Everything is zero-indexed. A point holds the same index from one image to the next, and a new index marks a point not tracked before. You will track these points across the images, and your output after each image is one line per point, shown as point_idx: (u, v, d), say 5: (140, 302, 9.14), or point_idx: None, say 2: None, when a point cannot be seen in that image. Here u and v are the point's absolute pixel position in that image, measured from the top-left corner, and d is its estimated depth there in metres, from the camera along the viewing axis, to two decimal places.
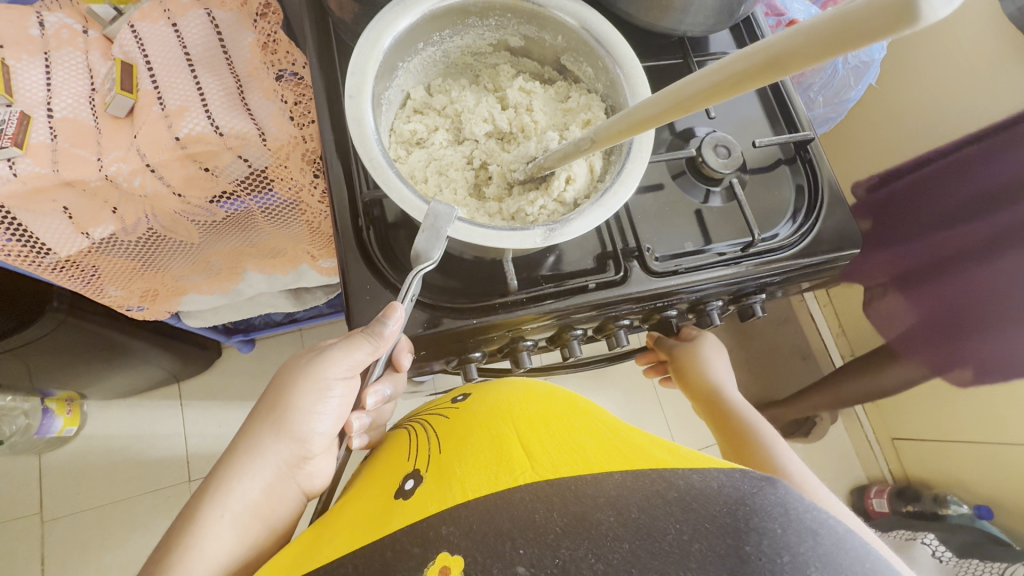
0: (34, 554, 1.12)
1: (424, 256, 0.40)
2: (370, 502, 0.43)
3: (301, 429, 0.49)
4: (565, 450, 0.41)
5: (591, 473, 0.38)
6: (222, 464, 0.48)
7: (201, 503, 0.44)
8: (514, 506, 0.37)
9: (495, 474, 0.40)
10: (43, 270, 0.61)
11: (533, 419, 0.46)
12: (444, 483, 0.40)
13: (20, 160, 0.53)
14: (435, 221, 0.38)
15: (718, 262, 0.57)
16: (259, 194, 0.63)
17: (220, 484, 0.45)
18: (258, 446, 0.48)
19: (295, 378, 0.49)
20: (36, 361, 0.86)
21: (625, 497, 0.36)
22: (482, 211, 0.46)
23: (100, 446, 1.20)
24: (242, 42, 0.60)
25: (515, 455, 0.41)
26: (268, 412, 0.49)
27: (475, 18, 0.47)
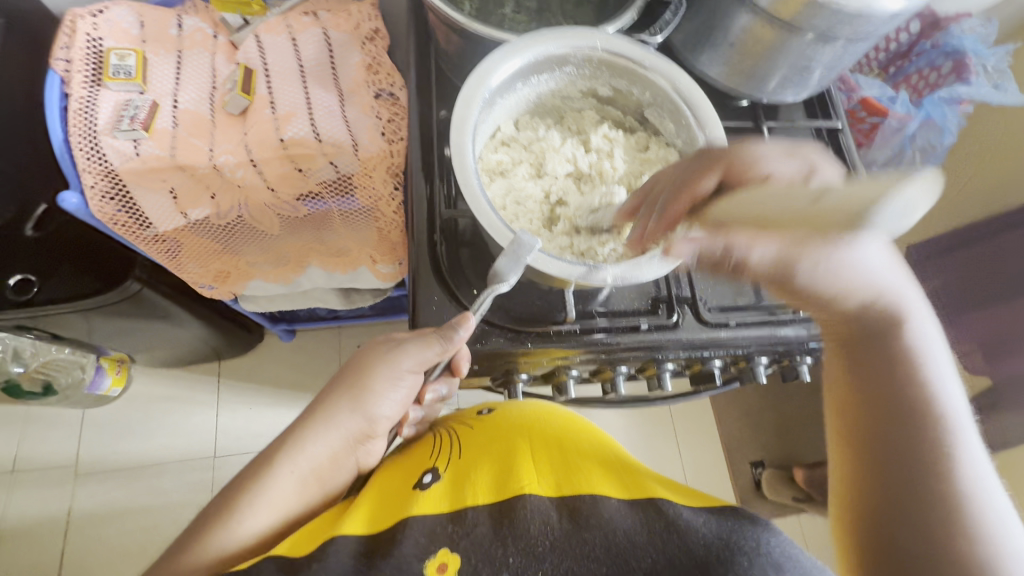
0: (62, 502, 1.18)
1: (500, 278, 0.44)
2: (393, 490, 0.52)
3: (371, 409, 0.53)
4: (569, 476, 0.50)
5: (584, 496, 0.47)
6: (303, 417, 0.54)
7: (279, 451, 0.52)
8: (516, 516, 0.45)
9: (501, 486, 0.49)
10: (140, 241, 0.67)
11: (546, 444, 0.55)
12: (459, 487, 0.50)
13: (145, 142, 0.60)
14: (518, 249, 0.41)
15: (766, 321, 0.58)
16: (342, 197, 0.68)
17: (298, 439, 0.52)
18: (333, 417, 0.52)
19: (374, 361, 0.52)
20: (106, 321, 0.92)
21: (616, 518, 0.44)
22: (555, 243, 0.50)
23: (138, 410, 1.26)
24: (349, 60, 0.66)
25: (525, 472, 0.50)
26: (347, 385, 0.53)
27: (572, 67, 0.51)
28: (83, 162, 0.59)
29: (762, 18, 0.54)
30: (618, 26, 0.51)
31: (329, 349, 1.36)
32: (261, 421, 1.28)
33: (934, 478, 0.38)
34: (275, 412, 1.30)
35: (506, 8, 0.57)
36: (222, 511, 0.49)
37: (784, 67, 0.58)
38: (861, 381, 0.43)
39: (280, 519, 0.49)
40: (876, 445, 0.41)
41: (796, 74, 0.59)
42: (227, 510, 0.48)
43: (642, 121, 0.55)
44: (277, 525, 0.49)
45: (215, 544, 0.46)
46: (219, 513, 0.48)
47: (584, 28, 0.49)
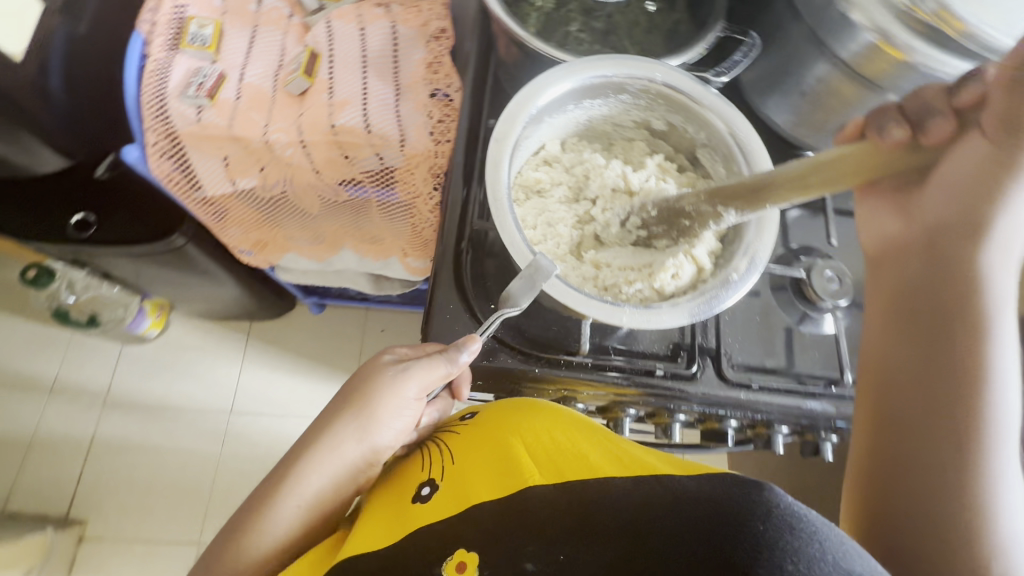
0: (88, 426, 1.25)
1: (511, 301, 0.42)
2: (390, 501, 0.48)
3: (377, 437, 0.52)
4: (568, 460, 0.44)
5: (593, 482, 0.41)
6: (308, 442, 0.53)
7: (284, 477, 0.51)
8: (525, 510, 0.41)
9: (503, 479, 0.44)
10: (190, 201, 0.70)
11: (535, 420, 0.48)
12: (459, 492, 0.45)
13: (207, 109, 0.62)
14: (534, 274, 0.40)
15: (790, 389, 0.55)
16: (382, 188, 0.69)
17: (303, 465, 0.51)
18: (337, 443, 0.51)
19: (382, 388, 0.52)
20: (152, 268, 0.97)
21: (627, 498, 0.39)
22: (578, 274, 0.48)
23: (169, 354, 1.33)
24: (411, 56, 0.67)
25: (525, 461, 0.45)
26: (354, 411, 0.52)
27: (629, 96, 0.49)
28: (150, 121, 0.62)
29: (842, 73, 0.51)
30: (683, 60, 0.49)
31: (354, 327, 1.39)
32: (279, 386, 1.33)
33: (953, 408, 0.35)
34: (293, 379, 1.34)
35: (573, 26, 0.56)
36: (230, 538, 0.50)
37: None
38: (899, 362, 0.39)
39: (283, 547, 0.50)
40: (912, 385, 0.38)
41: None
42: (237, 532, 0.49)
43: (692, 159, 0.53)
44: (280, 551, 0.50)
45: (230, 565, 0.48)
46: (230, 534, 0.50)
47: (647, 58, 0.47)
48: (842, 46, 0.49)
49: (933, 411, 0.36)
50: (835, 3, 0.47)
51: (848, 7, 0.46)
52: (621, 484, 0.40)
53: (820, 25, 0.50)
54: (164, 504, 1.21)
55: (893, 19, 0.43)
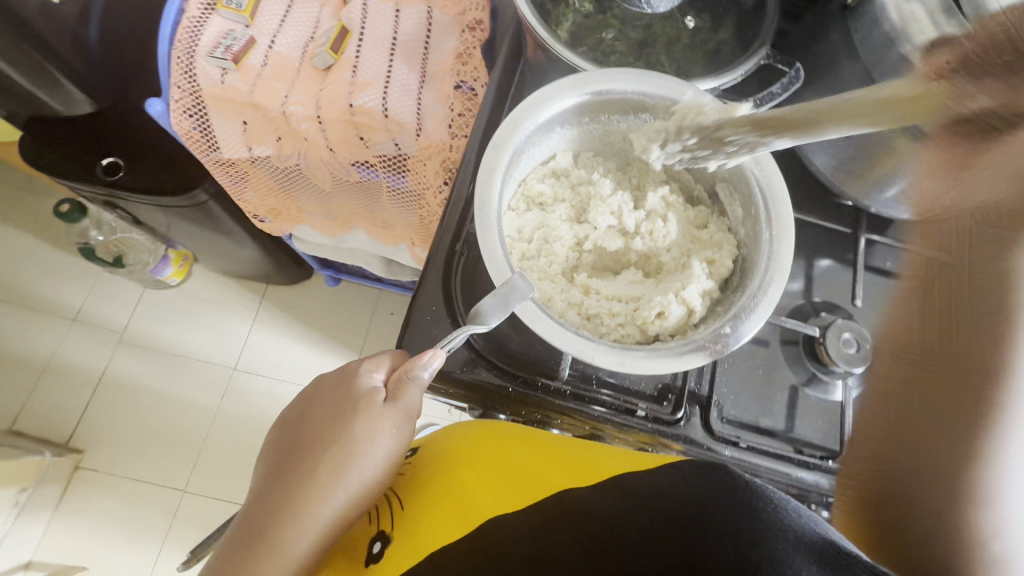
0: (101, 361, 1.30)
1: (479, 319, 0.38)
2: (354, 558, 0.44)
3: (361, 484, 0.43)
4: (523, 482, 0.41)
5: (552, 497, 0.38)
6: (271, 511, 0.43)
7: (247, 556, 0.41)
8: (492, 534, 0.38)
9: (458, 518, 0.40)
10: (208, 161, 0.70)
11: (483, 449, 0.45)
12: (408, 537, 0.41)
13: (231, 73, 0.62)
14: (508, 292, 0.38)
15: (782, 455, 0.51)
16: (394, 175, 0.67)
17: (268, 536, 0.41)
18: (313, 483, 0.42)
19: (358, 426, 0.43)
20: (174, 220, 0.99)
21: (593, 498, 0.37)
22: (561, 299, 0.45)
23: (186, 303, 1.36)
24: (443, 45, 0.65)
25: (473, 488, 0.42)
26: (328, 455, 0.43)
27: (650, 115, 0.46)
28: (178, 77, 0.63)
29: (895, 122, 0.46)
30: (716, 84, 0.45)
31: (364, 305, 1.39)
32: (284, 352, 1.34)
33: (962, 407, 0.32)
34: (298, 347, 1.36)
35: (607, 33, 0.53)
36: None
37: None
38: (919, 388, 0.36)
39: None
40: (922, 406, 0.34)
41: None
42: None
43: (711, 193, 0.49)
44: None
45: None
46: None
47: (674, 77, 0.44)
48: None
49: (947, 411, 0.33)
50: (894, 44, 0.42)
51: (910, 49, 0.41)
52: (580, 493, 0.38)
53: (877, 66, 0.45)
54: (158, 447, 1.25)
55: None
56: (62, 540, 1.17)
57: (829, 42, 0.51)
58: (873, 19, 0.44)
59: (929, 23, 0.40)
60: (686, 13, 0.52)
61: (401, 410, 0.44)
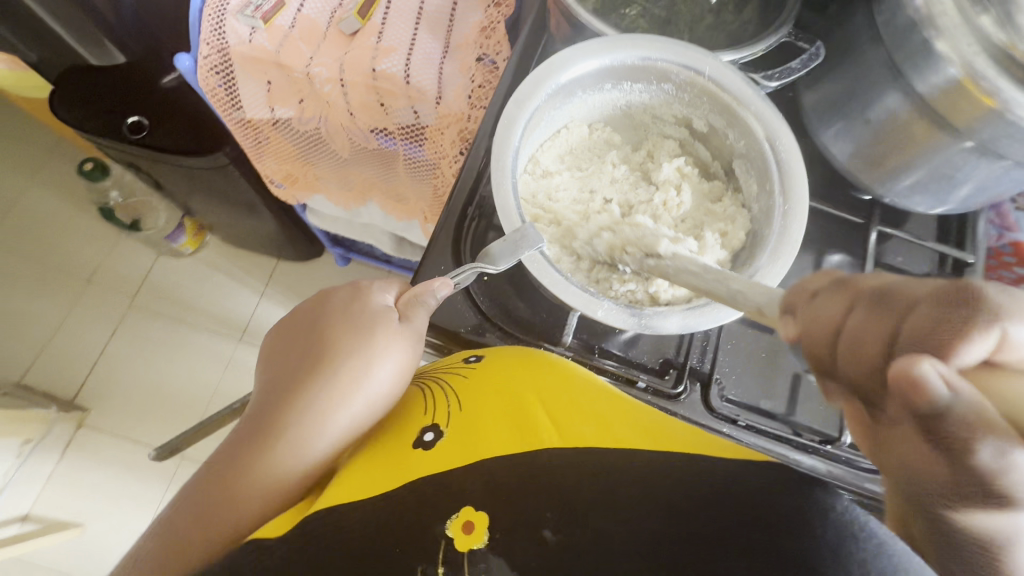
0: (112, 323, 1.32)
1: (489, 259, 0.40)
2: (385, 451, 0.39)
3: (375, 396, 0.42)
4: (590, 424, 0.36)
5: (618, 453, 0.34)
6: (282, 407, 0.41)
7: (250, 455, 0.39)
8: (548, 470, 0.34)
9: (520, 434, 0.37)
10: (230, 120, 0.72)
11: (549, 381, 0.42)
12: (466, 441, 0.38)
13: (259, 32, 0.64)
14: (518, 239, 0.40)
15: (780, 436, 0.51)
16: (411, 143, 0.68)
17: (277, 435, 0.39)
18: (332, 387, 0.41)
19: (376, 339, 0.43)
20: (194, 185, 1.01)
21: (654, 477, 0.32)
22: (571, 263, 0.47)
23: (198, 273, 1.38)
24: (467, 18, 0.66)
25: (542, 417, 0.38)
26: (350, 362, 0.42)
27: (672, 86, 0.46)
28: (206, 34, 0.64)
29: (915, 108, 0.46)
30: (737, 57, 0.46)
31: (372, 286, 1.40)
32: None
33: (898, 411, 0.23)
34: None
35: (632, 8, 0.54)
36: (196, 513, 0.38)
37: (922, 169, 0.50)
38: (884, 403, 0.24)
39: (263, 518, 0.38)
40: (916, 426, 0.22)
41: (932, 183, 0.51)
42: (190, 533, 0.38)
43: (727, 170, 0.49)
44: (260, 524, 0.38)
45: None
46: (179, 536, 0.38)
47: (697, 48, 0.44)
48: (919, 77, 0.44)
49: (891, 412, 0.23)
50: (918, 28, 0.43)
51: (932, 32, 0.42)
52: (646, 458, 0.33)
53: (900, 50, 0.46)
54: (161, 410, 1.26)
55: (979, 51, 0.39)
56: (61, 496, 1.19)
57: (852, 27, 0.51)
58: (895, 3, 0.45)
59: (952, 8, 0.40)
60: None
61: (414, 331, 0.45)
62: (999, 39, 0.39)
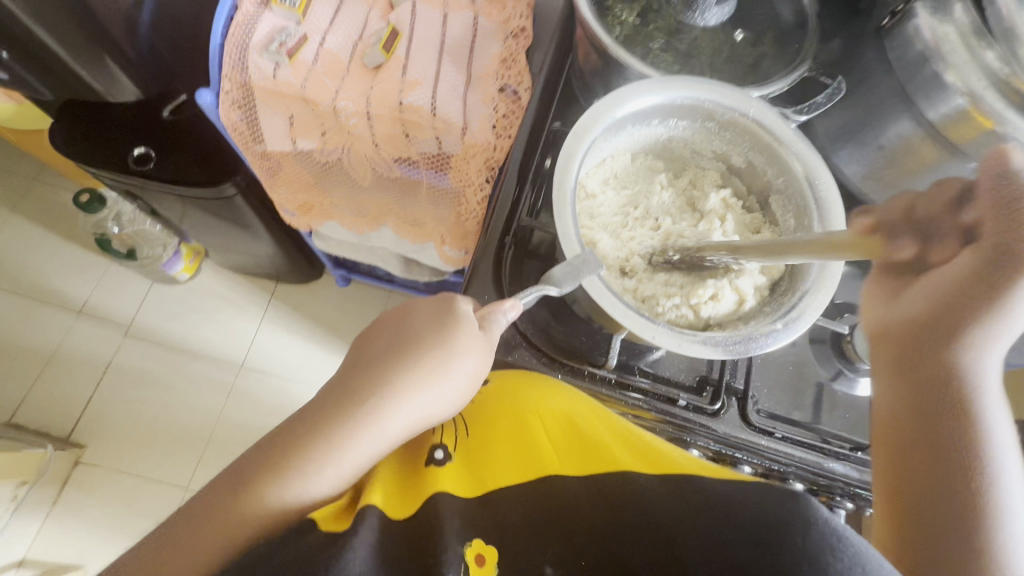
0: (106, 355, 1.28)
1: (551, 283, 0.42)
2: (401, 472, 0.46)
3: (449, 395, 0.45)
4: (588, 453, 0.43)
5: (617, 484, 0.40)
6: (366, 385, 0.44)
7: (335, 418, 0.42)
8: (557, 497, 0.41)
9: (529, 464, 0.43)
10: (250, 152, 0.72)
11: (552, 401, 0.47)
12: (474, 471, 0.44)
13: (284, 67, 0.64)
14: (580, 264, 0.42)
15: (812, 445, 0.53)
16: (436, 172, 0.69)
17: (362, 408, 0.43)
18: (415, 374, 0.44)
19: (460, 339, 0.45)
20: (197, 214, 0.99)
21: (659, 500, 0.38)
22: (619, 282, 0.49)
23: (195, 300, 1.35)
24: (488, 49, 0.68)
25: (544, 447, 0.44)
26: (431, 356, 0.45)
27: (716, 124, 0.49)
28: (228, 69, 0.64)
29: (924, 133, 0.50)
30: (764, 93, 0.49)
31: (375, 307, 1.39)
32: (292, 351, 1.34)
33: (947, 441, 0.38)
34: (307, 346, 1.35)
35: (656, 43, 0.56)
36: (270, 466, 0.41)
37: None
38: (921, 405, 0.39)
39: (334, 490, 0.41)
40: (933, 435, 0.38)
41: None
42: (263, 476, 0.40)
43: (762, 203, 0.53)
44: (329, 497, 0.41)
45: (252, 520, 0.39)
46: (253, 475, 0.40)
47: (742, 91, 0.48)
48: (930, 107, 0.48)
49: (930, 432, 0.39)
50: (928, 62, 0.46)
51: (942, 66, 0.45)
52: (646, 486, 0.39)
53: (911, 82, 0.49)
54: (162, 443, 1.23)
55: (988, 86, 0.43)
56: (57, 538, 1.14)
57: (863, 59, 0.54)
58: (907, 39, 0.48)
59: (960, 46, 0.44)
60: (730, 29, 0.56)
61: (489, 345, 0.46)
62: (1005, 74, 0.42)
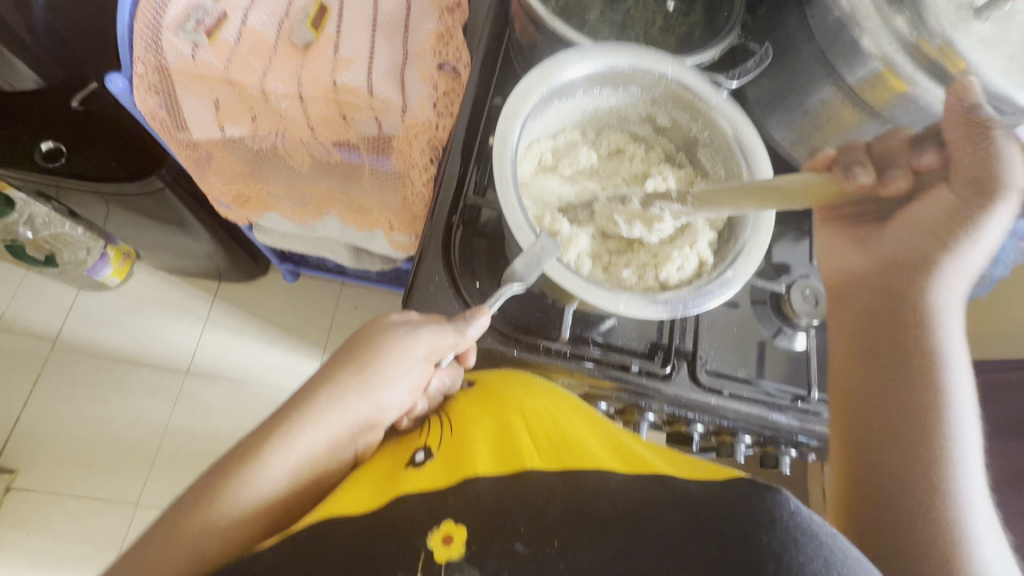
0: (31, 373, 1.19)
1: (516, 277, 0.44)
2: (377, 474, 0.43)
3: (381, 394, 0.47)
4: (566, 446, 0.40)
5: (588, 470, 0.37)
6: (295, 402, 0.46)
7: (257, 446, 0.43)
8: (524, 488, 0.37)
9: (504, 457, 0.40)
10: (172, 142, 0.67)
11: (531, 401, 0.46)
12: (449, 463, 0.41)
13: (202, 48, 0.60)
14: (540, 251, 0.42)
15: (759, 398, 0.56)
16: (377, 155, 0.68)
17: (289, 424, 0.44)
18: (341, 397, 0.46)
19: (378, 340, 0.48)
20: (123, 214, 0.92)
21: (628, 492, 0.34)
22: (624, 212, 0.50)
23: (127, 307, 1.26)
24: (423, 25, 0.65)
25: (523, 440, 0.41)
26: (356, 377, 0.46)
27: (638, 88, 0.51)
28: (139, 51, 0.59)
29: (845, 95, 0.52)
30: (695, 62, 0.50)
31: (327, 302, 1.34)
32: (241, 353, 1.28)
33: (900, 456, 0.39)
34: (257, 348, 1.29)
35: (591, 15, 0.56)
36: (203, 489, 0.42)
37: None
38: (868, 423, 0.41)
39: (260, 512, 0.42)
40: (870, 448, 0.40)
41: None
42: (213, 491, 0.42)
43: (690, 157, 0.55)
44: (254, 521, 0.41)
45: (216, 525, 0.40)
46: (205, 491, 0.42)
47: (658, 53, 0.49)
48: (850, 71, 0.50)
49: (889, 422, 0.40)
50: (846, 27, 0.48)
51: (858, 32, 0.47)
52: (619, 477, 0.36)
53: (831, 48, 0.51)
54: (105, 461, 1.15)
55: (899, 49, 0.45)
56: None
57: (786, 27, 0.56)
58: (825, 7, 0.50)
59: (874, 11, 0.45)
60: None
61: (413, 358, 0.47)
62: (911, 37, 0.43)
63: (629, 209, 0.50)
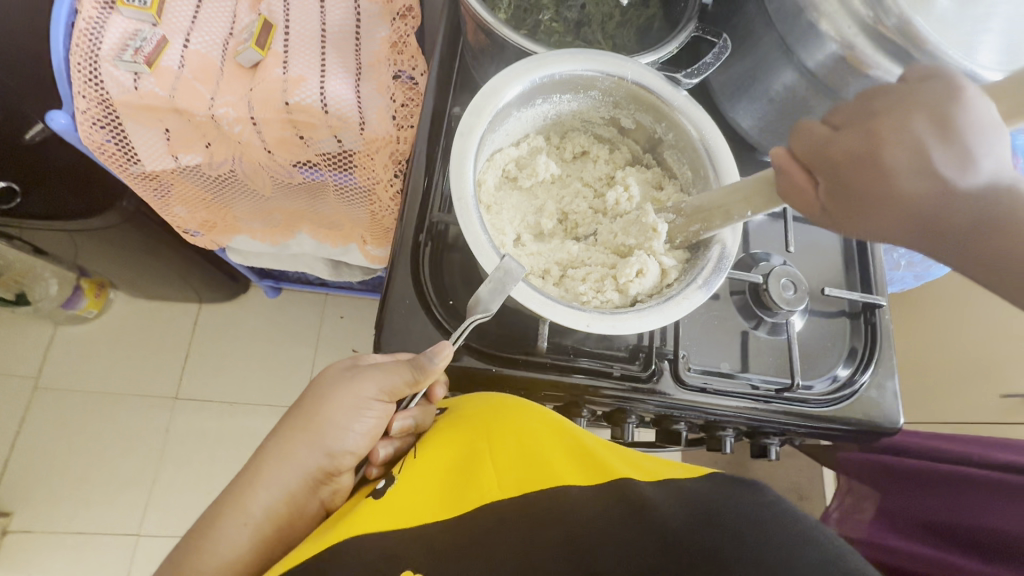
0: (17, 413, 1.17)
1: (481, 306, 0.42)
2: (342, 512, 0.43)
3: (331, 442, 0.46)
4: (530, 471, 0.41)
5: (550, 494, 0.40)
6: (251, 466, 0.46)
7: (216, 517, 0.43)
8: None
9: (466, 490, 0.41)
10: (127, 175, 0.64)
11: (495, 418, 0.45)
12: (413, 493, 0.41)
13: (145, 77, 0.57)
14: (503, 278, 0.41)
15: (745, 394, 0.55)
16: (340, 171, 0.66)
17: (247, 486, 0.45)
18: (292, 453, 0.45)
19: (329, 390, 0.47)
20: (89, 249, 0.90)
21: (588, 519, 0.37)
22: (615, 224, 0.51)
23: (108, 337, 1.24)
24: (375, 35, 0.64)
25: (488, 468, 0.42)
26: (304, 432, 0.46)
27: (599, 92, 0.50)
28: (79, 85, 0.57)
29: (805, 79, 0.50)
30: (657, 57, 0.48)
31: (313, 315, 1.32)
32: (229, 374, 1.26)
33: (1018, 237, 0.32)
34: (245, 367, 1.27)
35: (544, 14, 0.55)
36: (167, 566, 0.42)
37: None
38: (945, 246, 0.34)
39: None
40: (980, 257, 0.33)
41: None
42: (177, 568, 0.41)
43: (656, 157, 0.54)
44: None
45: None
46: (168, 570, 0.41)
47: (615, 55, 0.48)
48: (808, 56, 0.48)
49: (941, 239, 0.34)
50: (804, 12, 0.45)
51: (816, 15, 0.43)
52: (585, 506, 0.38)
53: (791, 33, 0.48)
54: (102, 493, 1.14)
55: (858, 32, 0.41)
56: None
57: (745, 13, 0.54)
58: None
59: None
60: None
61: (359, 399, 0.46)
62: (871, 18, 0.40)
63: (625, 220, 0.51)
